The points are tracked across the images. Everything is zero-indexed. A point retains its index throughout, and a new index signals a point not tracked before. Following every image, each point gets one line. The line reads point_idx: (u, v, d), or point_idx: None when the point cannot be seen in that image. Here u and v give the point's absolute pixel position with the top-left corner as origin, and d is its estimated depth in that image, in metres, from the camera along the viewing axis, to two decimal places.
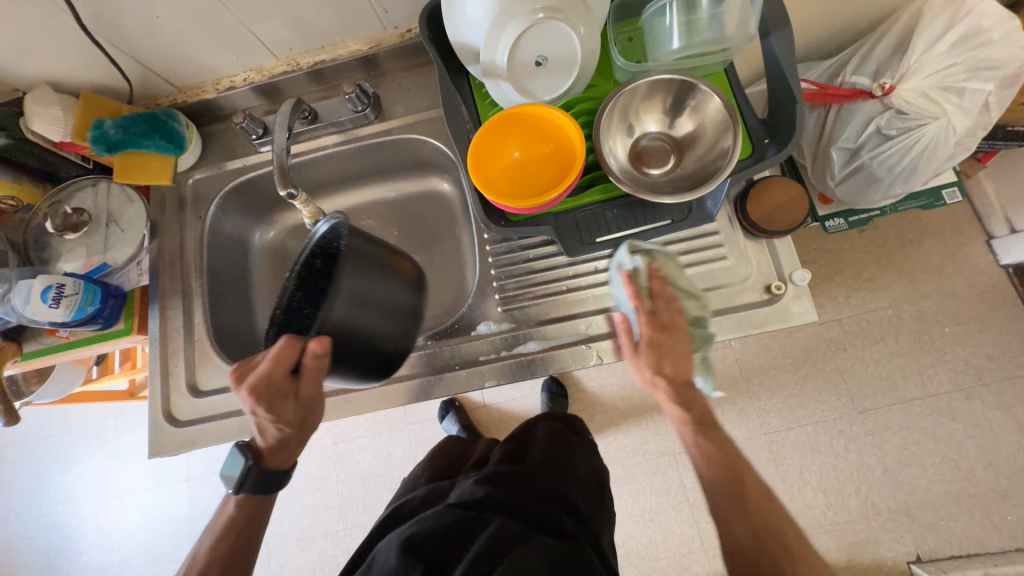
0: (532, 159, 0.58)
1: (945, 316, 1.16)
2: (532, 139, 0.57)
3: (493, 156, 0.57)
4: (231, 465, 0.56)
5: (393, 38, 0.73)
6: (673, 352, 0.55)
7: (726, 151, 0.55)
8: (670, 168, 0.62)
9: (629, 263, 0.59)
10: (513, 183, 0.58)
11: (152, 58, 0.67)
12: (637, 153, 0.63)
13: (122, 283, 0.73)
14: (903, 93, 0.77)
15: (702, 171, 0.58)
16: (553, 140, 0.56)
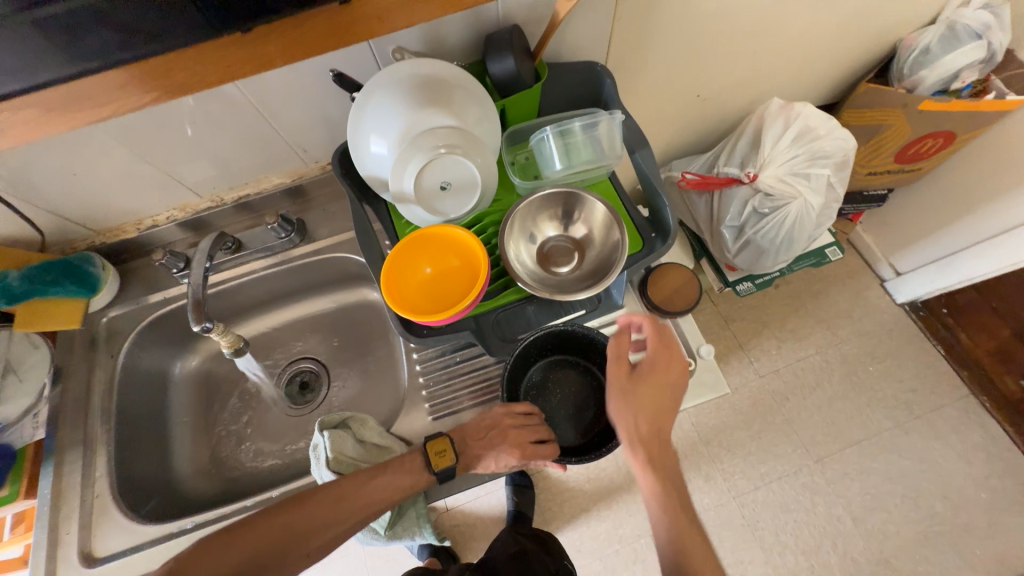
0: (444, 274, 0.62)
1: (866, 357, 1.32)
2: (442, 256, 0.62)
3: (406, 273, 0.61)
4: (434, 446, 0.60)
5: (314, 171, 0.79)
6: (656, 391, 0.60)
7: (616, 244, 0.62)
8: (575, 265, 0.68)
9: (319, 441, 0.61)
10: (430, 297, 0.61)
11: (68, 208, 0.68)
12: (544, 254, 0.69)
13: (13, 440, 0.66)
14: (765, 179, 0.91)
15: (601, 266, 0.64)
16: (458, 255, 0.62)
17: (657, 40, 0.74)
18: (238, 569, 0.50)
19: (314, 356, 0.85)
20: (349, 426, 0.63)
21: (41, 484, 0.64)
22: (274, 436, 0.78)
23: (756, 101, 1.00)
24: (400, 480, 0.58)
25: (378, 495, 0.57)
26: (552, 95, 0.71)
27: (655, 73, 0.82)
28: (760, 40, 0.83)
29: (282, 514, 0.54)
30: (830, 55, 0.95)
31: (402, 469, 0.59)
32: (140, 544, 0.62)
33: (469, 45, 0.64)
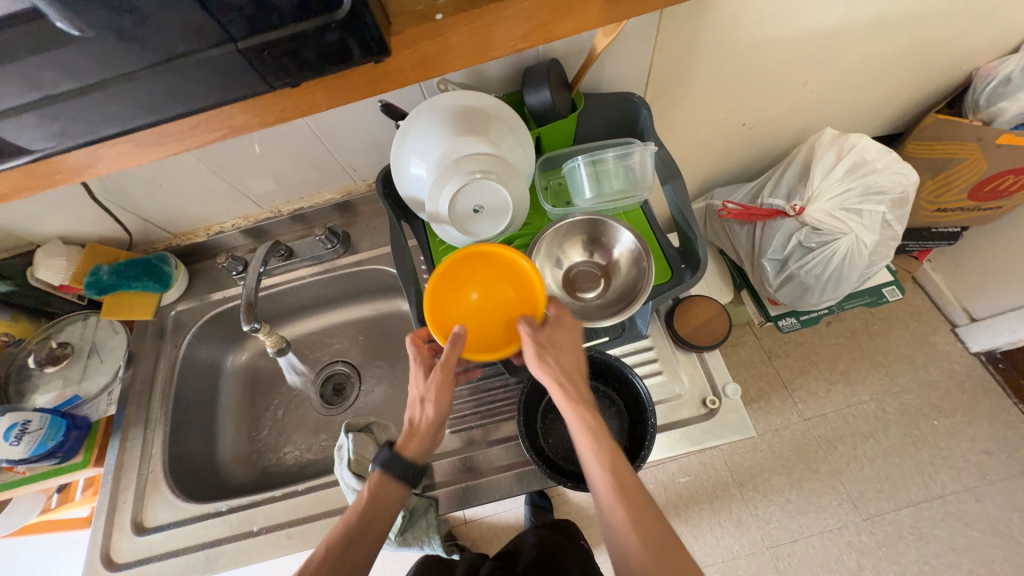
0: (489, 301, 0.60)
1: (931, 410, 1.20)
2: (491, 284, 0.60)
3: (453, 298, 0.60)
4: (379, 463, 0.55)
5: (362, 188, 0.85)
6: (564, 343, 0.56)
7: (642, 271, 0.62)
8: (601, 291, 0.68)
9: (343, 442, 0.64)
10: (473, 324, 0.60)
11: (152, 213, 0.78)
12: (570, 278, 0.69)
13: (88, 414, 0.74)
14: (812, 213, 0.87)
15: (626, 295, 0.64)
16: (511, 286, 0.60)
17: (698, 70, 0.74)
18: None
19: (347, 359, 0.90)
20: (372, 430, 0.68)
21: (109, 454, 0.73)
22: (306, 434, 0.83)
23: (808, 130, 0.96)
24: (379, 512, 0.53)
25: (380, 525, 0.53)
26: (588, 123, 0.73)
27: (696, 101, 0.81)
28: (812, 70, 0.80)
29: None
30: (893, 84, 0.89)
31: (384, 500, 0.54)
32: (181, 519, 0.68)
33: (509, 77, 0.67)
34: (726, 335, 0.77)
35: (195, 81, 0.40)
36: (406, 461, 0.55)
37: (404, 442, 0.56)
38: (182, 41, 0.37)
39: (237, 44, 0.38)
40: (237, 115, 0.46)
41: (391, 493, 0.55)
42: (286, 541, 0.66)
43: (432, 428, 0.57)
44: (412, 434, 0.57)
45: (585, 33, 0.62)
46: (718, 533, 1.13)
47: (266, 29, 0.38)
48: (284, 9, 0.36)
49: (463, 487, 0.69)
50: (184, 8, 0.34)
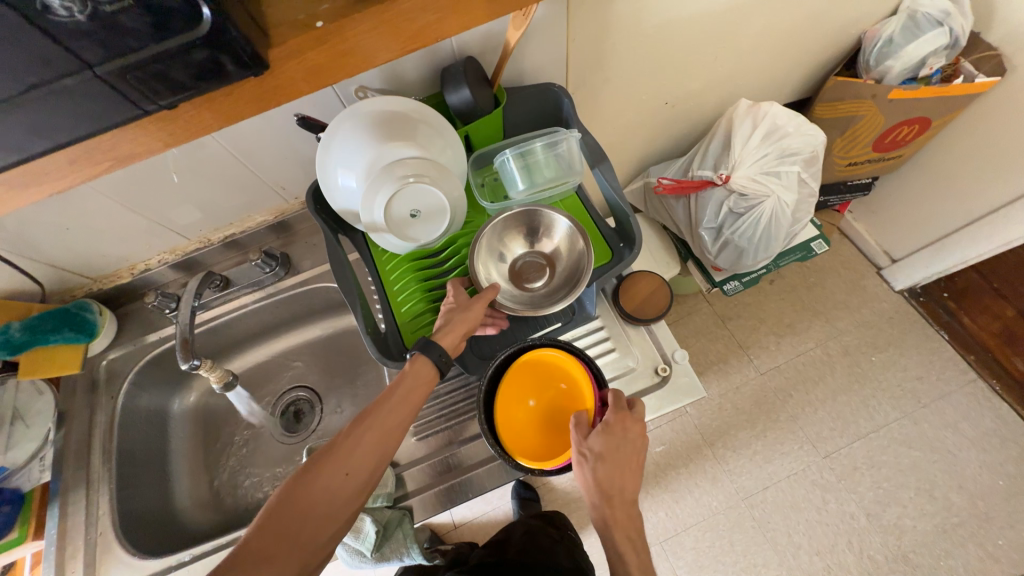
0: (546, 403, 0.64)
1: (868, 347, 1.30)
2: (544, 388, 0.64)
3: (512, 405, 0.63)
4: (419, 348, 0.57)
5: (295, 206, 0.82)
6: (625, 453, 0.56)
7: (582, 252, 0.64)
8: (548, 279, 0.69)
9: None
10: (531, 426, 0.63)
11: (64, 260, 0.72)
12: (516, 271, 0.70)
13: (20, 484, 0.68)
14: (737, 180, 0.93)
15: (570, 280, 0.66)
16: (564, 382, 0.64)
17: (613, 55, 0.76)
18: (300, 517, 0.45)
19: (306, 384, 0.88)
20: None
21: (48, 525, 0.67)
22: (271, 467, 0.81)
23: (725, 103, 1.01)
24: (413, 393, 0.55)
25: (411, 410, 0.54)
26: (514, 116, 0.74)
27: (617, 85, 0.84)
28: (718, 46, 0.84)
29: (308, 480, 0.47)
30: (794, 52, 0.96)
31: (418, 382, 0.55)
32: None
33: (426, 79, 0.67)
34: (667, 304, 0.82)
35: (59, 113, 0.39)
36: (442, 347, 0.57)
37: (441, 334, 0.58)
38: (30, 71, 0.35)
39: (94, 70, 0.37)
40: (123, 144, 0.44)
41: (425, 375, 0.56)
42: None
43: (467, 326, 0.60)
44: (446, 332, 0.58)
45: (494, 29, 0.62)
46: (697, 494, 1.19)
47: (123, 54, 0.37)
48: (138, 29, 0.35)
49: (438, 491, 0.69)
50: (25, 38, 0.33)
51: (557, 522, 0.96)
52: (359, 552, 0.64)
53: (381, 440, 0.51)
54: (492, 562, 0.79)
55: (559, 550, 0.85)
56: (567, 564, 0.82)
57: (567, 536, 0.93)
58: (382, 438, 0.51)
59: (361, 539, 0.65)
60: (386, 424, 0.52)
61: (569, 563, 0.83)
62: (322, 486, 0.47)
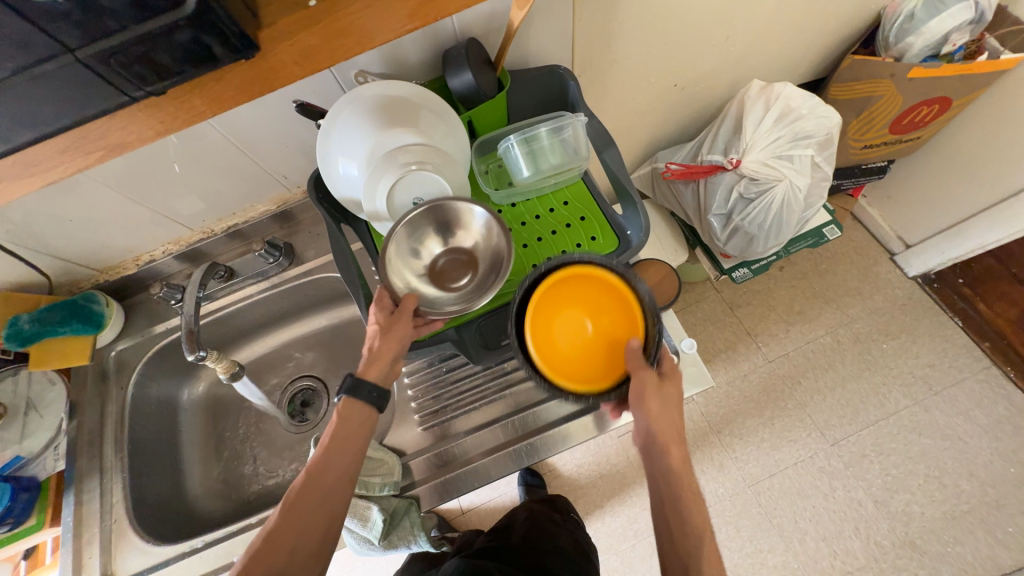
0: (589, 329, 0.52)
1: (879, 334, 1.28)
2: (587, 312, 0.52)
3: (547, 326, 0.52)
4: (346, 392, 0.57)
5: (298, 196, 0.81)
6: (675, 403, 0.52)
7: (500, 242, 0.60)
8: (471, 275, 0.65)
9: None
10: (570, 350, 0.51)
11: (68, 251, 0.72)
12: (437, 272, 0.65)
13: (36, 473, 0.70)
14: (748, 164, 0.90)
15: (494, 268, 0.62)
16: (612, 315, 0.52)
17: (621, 34, 0.73)
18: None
19: (312, 373, 0.88)
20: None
21: (65, 512, 0.69)
22: (280, 455, 0.82)
23: (737, 84, 0.98)
24: (350, 440, 0.57)
25: (351, 456, 0.56)
26: (519, 100, 0.71)
27: (624, 67, 0.81)
28: (730, 24, 0.81)
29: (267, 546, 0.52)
30: (810, 29, 0.92)
31: (352, 425, 0.57)
32: (157, 563, 0.66)
33: (428, 63, 0.65)
34: (674, 291, 0.82)
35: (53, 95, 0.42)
36: (369, 384, 0.57)
37: (366, 365, 0.58)
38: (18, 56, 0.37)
39: (76, 54, 0.39)
40: (114, 132, 0.47)
41: (360, 418, 0.58)
42: None
43: (391, 354, 0.58)
44: (365, 363, 0.58)
45: (497, 8, 0.60)
46: (703, 480, 1.19)
47: (107, 35, 0.39)
48: (120, 8, 0.37)
49: (443, 482, 0.69)
50: None
51: (558, 505, 0.97)
52: (368, 539, 0.64)
53: (327, 492, 0.55)
54: (495, 546, 0.81)
55: (561, 532, 0.87)
56: (569, 547, 0.84)
57: (570, 519, 0.94)
58: (330, 501, 0.55)
59: (369, 527, 0.63)
60: (327, 476, 0.55)
61: (571, 546, 0.84)
62: (286, 544, 0.52)
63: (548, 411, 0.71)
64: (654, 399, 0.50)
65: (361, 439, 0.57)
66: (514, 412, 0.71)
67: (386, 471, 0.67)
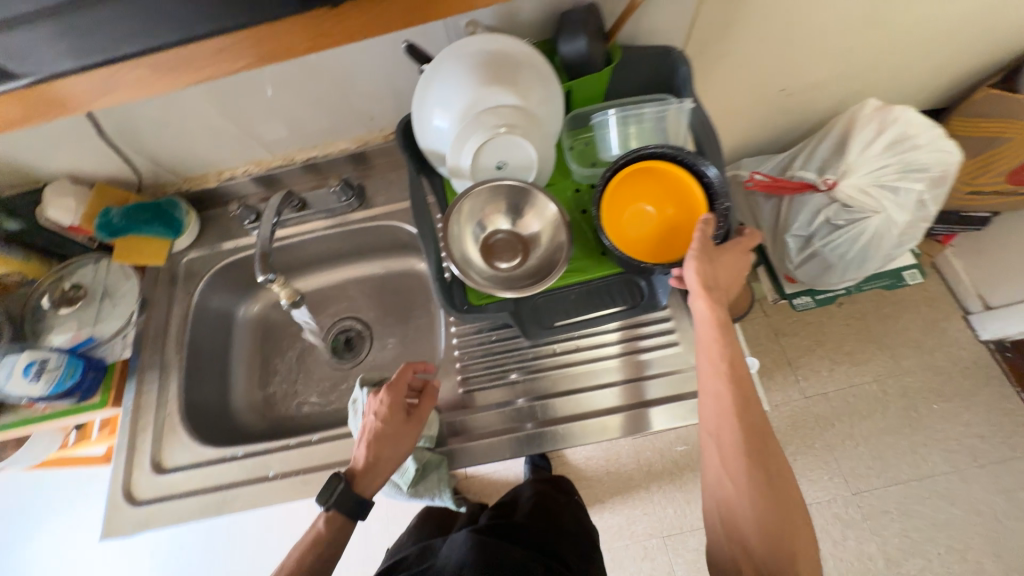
0: (654, 217, 0.61)
1: (931, 393, 1.21)
2: (656, 199, 0.61)
3: (621, 210, 0.61)
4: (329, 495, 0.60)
5: (378, 138, 0.81)
6: (723, 269, 0.56)
7: (562, 245, 0.61)
8: (519, 262, 0.66)
9: (359, 393, 0.69)
10: (636, 234, 0.61)
11: (162, 154, 0.75)
12: (490, 245, 0.67)
13: (104, 356, 0.75)
14: (845, 188, 0.85)
15: (544, 267, 0.63)
16: (675, 206, 0.61)
17: (746, 25, 0.68)
18: None
19: (358, 315, 0.90)
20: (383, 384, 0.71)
21: (126, 395, 0.74)
22: (318, 387, 0.84)
23: (850, 99, 0.90)
24: (323, 548, 0.60)
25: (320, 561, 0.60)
26: (624, 77, 0.67)
27: (737, 59, 0.75)
28: (866, 30, 0.74)
29: None
30: (950, 51, 0.83)
31: (332, 535, 0.60)
32: (199, 462, 0.70)
33: (541, 21, 0.62)
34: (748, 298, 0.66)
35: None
36: (353, 494, 0.60)
37: (356, 473, 0.61)
38: None
39: None
40: None
41: (339, 525, 0.61)
42: (302, 487, 0.67)
43: (382, 464, 0.62)
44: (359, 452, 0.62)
45: None
46: None
47: None
48: None
49: (478, 446, 0.70)
50: None
51: (563, 488, 0.97)
52: (396, 483, 0.68)
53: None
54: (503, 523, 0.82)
55: (566, 514, 0.88)
56: (573, 529, 0.84)
57: (574, 500, 0.95)
58: None
59: (401, 473, 0.68)
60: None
61: (575, 530, 0.84)
62: None
63: (585, 400, 0.70)
64: (705, 260, 0.54)
65: (333, 543, 0.61)
66: (550, 394, 0.71)
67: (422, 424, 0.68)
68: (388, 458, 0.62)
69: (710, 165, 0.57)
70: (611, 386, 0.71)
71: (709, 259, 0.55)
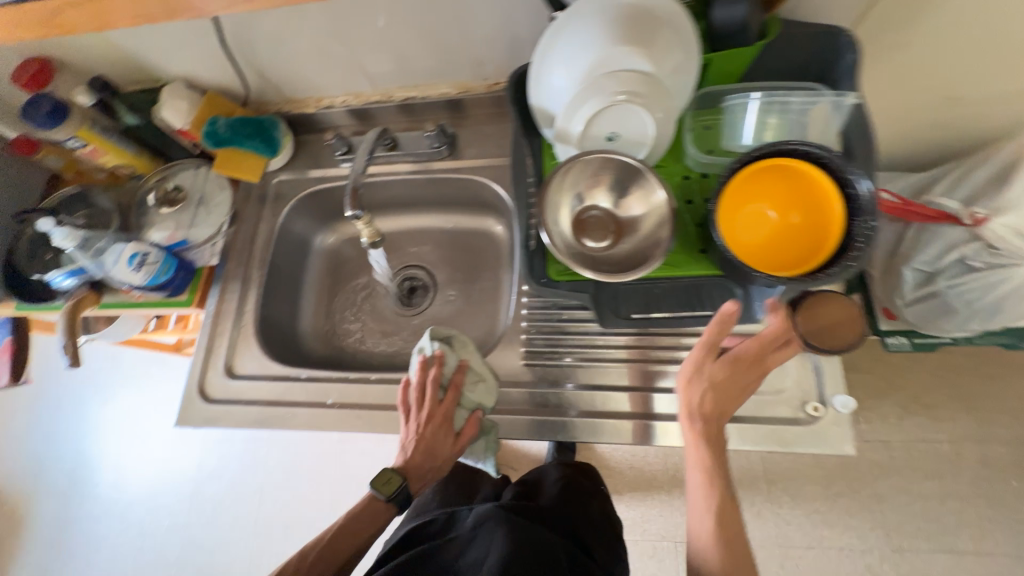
0: (773, 223, 0.54)
1: (1016, 469, 1.08)
2: (782, 203, 0.54)
3: (737, 206, 0.54)
4: (380, 485, 0.64)
5: (481, 87, 0.78)
6: (729, 393, 0.57)
7: (660, 242, 0.56)
8: (608, 245, 0.61)
9: (428, 348, 0.68)
10: (747, 235, 0.55)
11: (271, 71, 0.76)
12: (581, 220, 0.62)
13: (195, 259, 0.79)
14: (996, 227, 0.73)
15: (636, 257, 0.58)
16: (802, 214, 0.53)
17: (938, 11, 0.57)
18: None
19: (426, 266, 0.90)
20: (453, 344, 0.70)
21: (211, 298, 0.79)
22: (378, 327, 0.86)
23: None
24: (366, 529, 0.64)
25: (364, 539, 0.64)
26: (774, 56, 0.59)
27: (911, 53, 0.64)
28: None
29: None
30: None
31: (376, 516, 0.65)
32: (266, 375, 0.74)
33: None
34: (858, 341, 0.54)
35: None
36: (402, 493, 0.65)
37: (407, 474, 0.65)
38: None
39: None
40: None
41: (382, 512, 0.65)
42: (354, 421, 0.70)
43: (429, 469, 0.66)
44: (411, 453, 0.65)
45: None
46: None
47: None
48: None
49: (528, 421, 0.69)
50: None
51: (589, 474, 0.95)
52: None
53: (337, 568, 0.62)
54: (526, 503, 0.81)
55: (591, 501, 0.87)
56: (596, 517, 0.84)
57: (599, 489, 0.92)
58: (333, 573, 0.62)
59: None
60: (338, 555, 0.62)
61: (599, 517, 0.85)
62: None
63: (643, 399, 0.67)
64: (697, 385, 0.58)
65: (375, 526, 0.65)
66: (595, 386, 0.68)
67: (482, 393, 0.68)
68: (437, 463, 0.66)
69: (864, 177, 0.48)
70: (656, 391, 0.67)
71: (706, 383, 0.58)
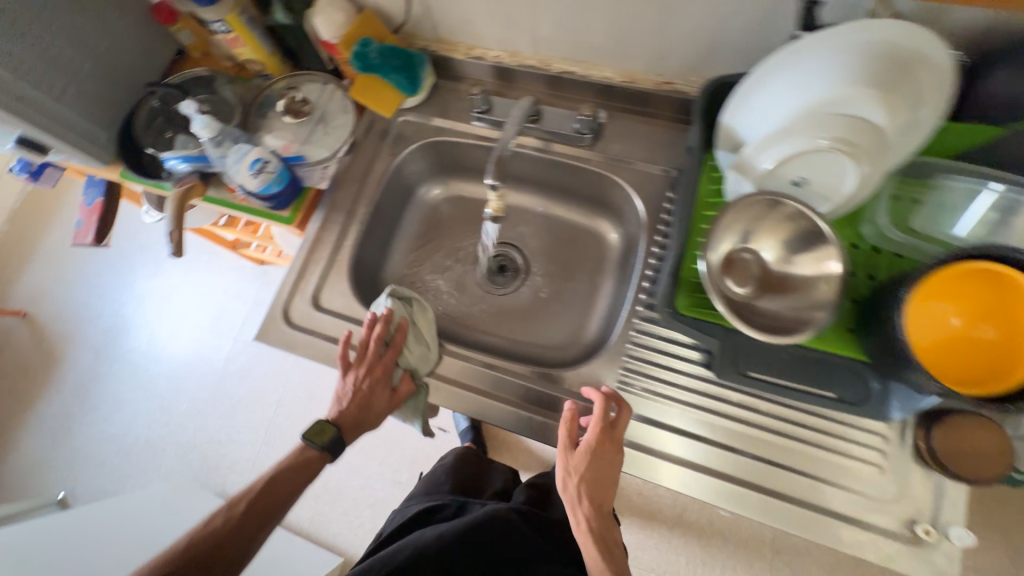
0: (959, 330, 0.47)
1: None
2: (977, 312, 0.46)
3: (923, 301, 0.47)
4: (314, 432, 0.65)
5: (648, 82, 0.71)
6: (604, 479, 0.57)
7: (813, 321, 0.50)
8: (754, 295, 0.55)
9: (382, 304, 0.70)
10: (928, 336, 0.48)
11: (438, 6, 0.71)
12: (733, 260, 0.56)
13: (306, 177, 0.77)
14: None
15: (785, 319, 0.52)
16: (999, 327, 0.46)
17: None
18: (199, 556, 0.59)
19: (521, 249, 0.85)
20: (410, 306, 0.72)
21: (313, 222, 0.77)
22: (460, 296, 0.83)
23: None
24: (298, 477, 0.65)
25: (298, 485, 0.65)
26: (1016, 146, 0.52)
27: None
28: None
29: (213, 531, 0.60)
30: None
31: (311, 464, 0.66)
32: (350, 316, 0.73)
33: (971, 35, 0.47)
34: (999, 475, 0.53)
35: None
36: (333, 439, 0.65)
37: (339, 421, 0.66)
38: None
39: None
40: None
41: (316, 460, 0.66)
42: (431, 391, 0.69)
43: (360, 422, 0.66)
44: (345, 407, 0.66)
45: None
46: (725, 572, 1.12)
47: None
48: None
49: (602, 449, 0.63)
50: None
51: None
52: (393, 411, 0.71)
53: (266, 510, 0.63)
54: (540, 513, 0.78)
55: None
56: None
57: None
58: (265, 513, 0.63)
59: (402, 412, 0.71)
60: (271, 497, 0.64)
61: None
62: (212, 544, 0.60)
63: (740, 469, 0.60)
64: (571, 479, 0.57)
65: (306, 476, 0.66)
66: (659, 424, 0.62)
67: (420, 356, 0.69)
68: (367, 418, 0.66)
69: None
70: (747, 459, 0.60)
71: (578, 480, 0.57)
